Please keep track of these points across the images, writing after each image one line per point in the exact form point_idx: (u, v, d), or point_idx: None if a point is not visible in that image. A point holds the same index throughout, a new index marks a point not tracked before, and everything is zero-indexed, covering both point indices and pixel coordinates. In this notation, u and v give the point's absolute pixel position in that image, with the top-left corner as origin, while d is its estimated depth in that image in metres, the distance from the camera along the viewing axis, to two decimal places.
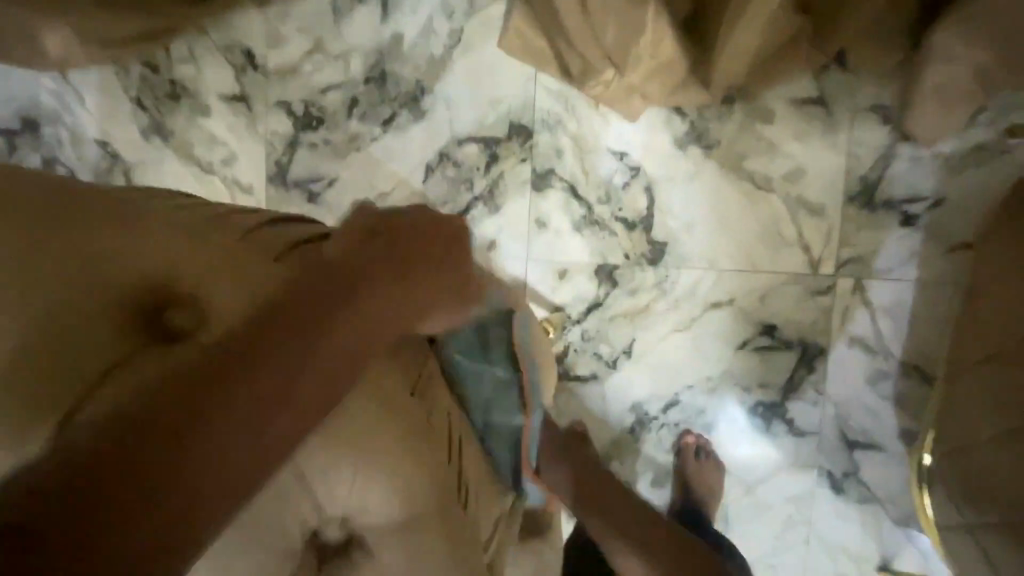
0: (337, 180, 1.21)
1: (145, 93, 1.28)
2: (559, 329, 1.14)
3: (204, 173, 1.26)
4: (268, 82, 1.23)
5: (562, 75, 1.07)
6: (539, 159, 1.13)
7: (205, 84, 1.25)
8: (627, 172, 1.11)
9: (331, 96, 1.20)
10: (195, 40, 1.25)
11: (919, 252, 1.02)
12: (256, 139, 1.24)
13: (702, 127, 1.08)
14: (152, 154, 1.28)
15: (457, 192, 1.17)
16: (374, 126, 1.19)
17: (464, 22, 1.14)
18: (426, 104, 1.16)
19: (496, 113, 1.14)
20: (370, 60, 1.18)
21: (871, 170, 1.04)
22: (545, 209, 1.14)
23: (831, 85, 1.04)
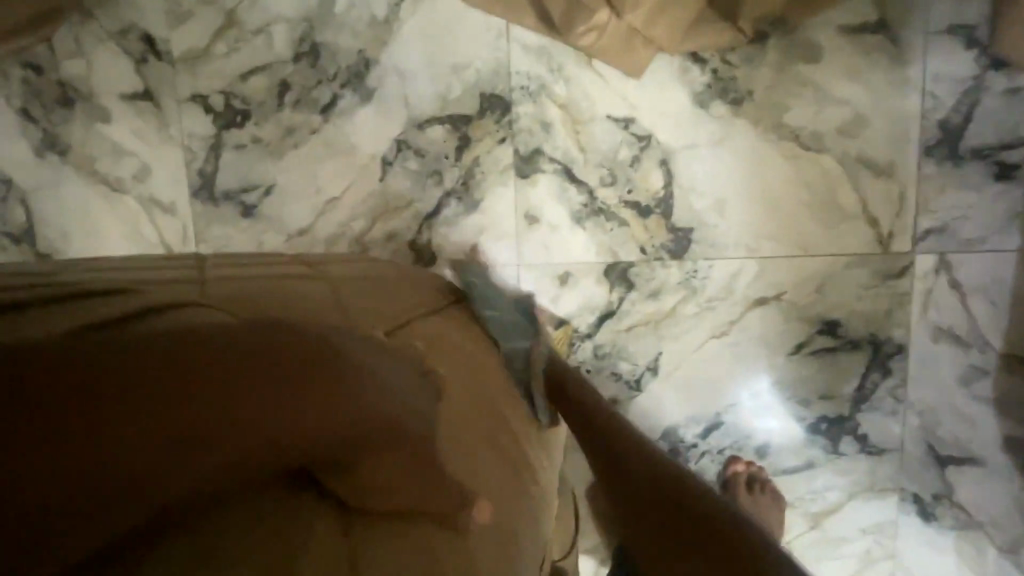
0: (275, 187, 0.98)
1: (30, 101, 1.03)
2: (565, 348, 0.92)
3: (115, 193, 1.03)
4: (176, 71, 0.98)
5: (541, 25, 0.82)
6: (521, 138, 0.89)
7: (100, 82, 1.01)
8: (635, 144, 0.87)
9: (255, 81, 0.96)
10: (81, 27, 1.00)
11: (1022, 213, 0.79)
12: (171, 145, 1.00)
13: (727, 78, 0.83)
14: (49, 175, 1.05)
15: (423, 188, 0.93)
16: (312, 115, 0.95)
17: None
18: (373, 81, 0.92)
19: (461, 84, 0.90)
20: (298, 31, 0.93)
21: (954, 112, 0.79)
22: (535, 198, 0.90)
23: (895, 3, 0.79)
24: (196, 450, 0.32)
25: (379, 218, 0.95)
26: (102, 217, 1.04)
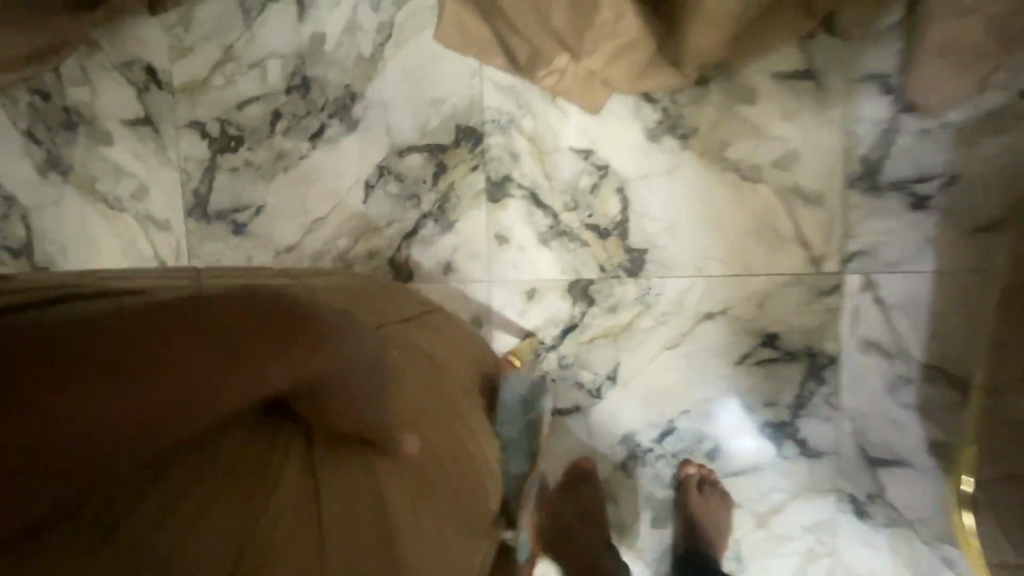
0: (265, 207, 1.05)
1: (37, 124, 1.11)
2: (531, 357, 1.00)
3: (114, 210, 1.10)
4: (176, 100, 1.07)
5: (510, 67, 0.92)
6: (492, 166, 0.98)
7: (104, 108, 1.09)
8: (595, 172, 0.96)
9: (250, 110, 1.04)
10: (88, 58, 1.08)
11: (937, 238, 0.89)
12: (168, 167, 1.08)
13: (675, 115, 0.94)
14: (52, 193, 1.12)
15: (402, 210, 1.01)
16: (301, 141, 1.03)
17: (393, 14, 0.98)
18: (358, 113, 1.01)
19: (438, 117, 0.99)
20: (290, 66, 1.02)
21: (873, 148, 0.90)
22: (505, 221, 0.99)
23: (819, 54, 0.90)
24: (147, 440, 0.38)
25: (362, 237, 1.03)
26: (101, 232, 1.11)
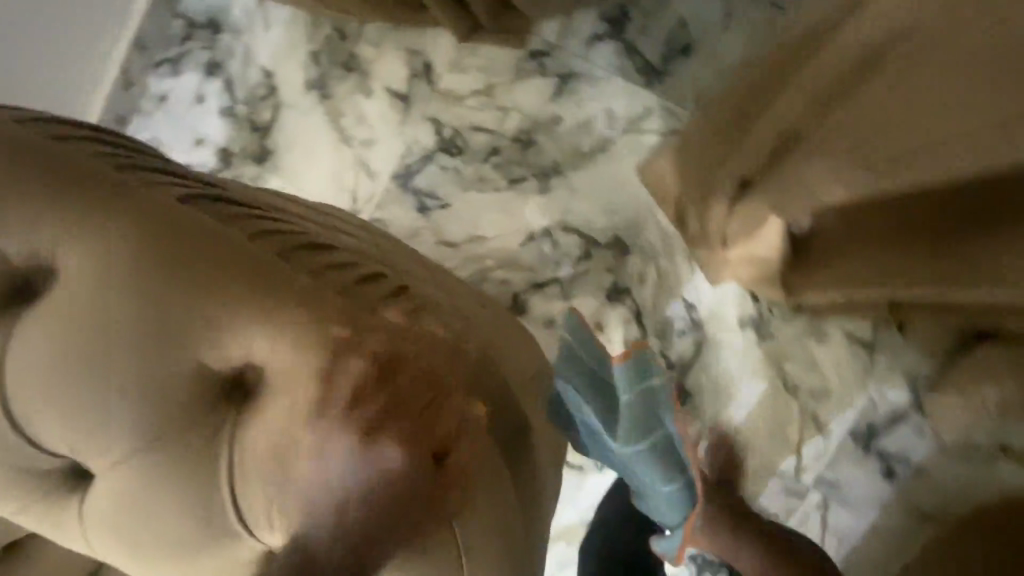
0: (451, 204, 1.34)
1: (324, 52, 1.40)
2: None
3: (342, 143, 1.39)
4: (432, 96, 1.35)
5: (676, 222, 1.20)
6: (623, 276, 1.27)
7: (378, 70, 1.37)
8: (689, 323, 1.25)
9: (479, 136, 1.32)
10: (388, 30, 1.36)
11: (886, 503, 1.18)
12: (399, 137, 1.36)
13: (765, 320, 1.22)
14: (306, 104, 1.41)
15: (543, 267, 1.30)
16: (502, 178, 1.32)
17: (618, 135, 1.26)
18: (553, 184, 1.29)
19: (607, 221, 1.27)
20: (526, 124, 1.30)
21: (881, 419, 1.18)
22: (607, 317, 1.27)
23: (883, 338, 1.18)
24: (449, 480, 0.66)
25: (505, 267, 1.31)
26: (324, 151, 1.40)
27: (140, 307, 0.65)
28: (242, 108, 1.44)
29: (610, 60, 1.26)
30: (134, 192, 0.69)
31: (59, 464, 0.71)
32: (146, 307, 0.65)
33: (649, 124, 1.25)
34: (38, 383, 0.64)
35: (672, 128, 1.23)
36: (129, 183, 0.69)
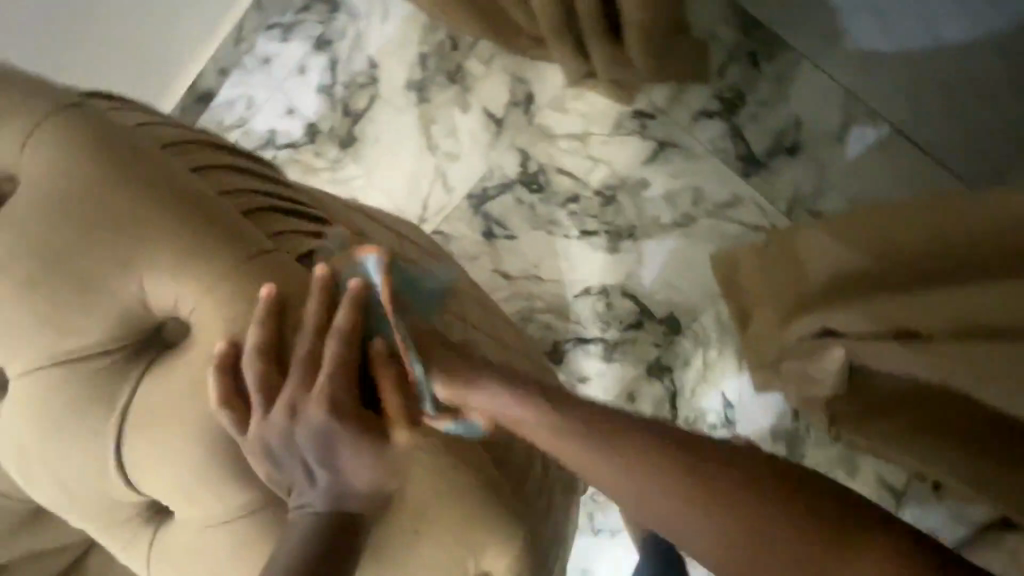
0: (517, 238, 1.33)
1: (433, 57, 1.40)
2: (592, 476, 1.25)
3: (427, 149, 1.40)
4: (527, 128, 1.34)
5: (736, 319, 1.18)
6: (668, 354, 1.25)
7: (481, 89, 1.37)
8: (722, 419, 1.22)
9: (562, 179, 1.32)
10: (500, 53, 1.36)
11: None
12: (483, 159, 1.36)
13: (800, 437, 1.19)
14: (402, 103, 1.42)
15: (592, 324, 1.29)
16: (574, 227, 1.31)
17: (702, 215, 1.24)
18: (623, 246, 1.28)
19: (666, 297, 1.26)
20: (611, 180, 1.29)
21: None
22: (643, 390, 1.26)
23: (914, 492, 1.14)
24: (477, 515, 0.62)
25: (554, 314, 1.30)
26: (408, 153, 1.41)
27: (257, 359, 0.57)
28: (340, 91, 1.46)
29: (712, 139, 1.24)
30: (254, 228, 0.66)
31: (140, 500, 0.64)
32: (264, 360, 0.57)
33: (735, 214, 1.22)
34: (164, 424, 0.59)
35: (758, 225, 1.21)
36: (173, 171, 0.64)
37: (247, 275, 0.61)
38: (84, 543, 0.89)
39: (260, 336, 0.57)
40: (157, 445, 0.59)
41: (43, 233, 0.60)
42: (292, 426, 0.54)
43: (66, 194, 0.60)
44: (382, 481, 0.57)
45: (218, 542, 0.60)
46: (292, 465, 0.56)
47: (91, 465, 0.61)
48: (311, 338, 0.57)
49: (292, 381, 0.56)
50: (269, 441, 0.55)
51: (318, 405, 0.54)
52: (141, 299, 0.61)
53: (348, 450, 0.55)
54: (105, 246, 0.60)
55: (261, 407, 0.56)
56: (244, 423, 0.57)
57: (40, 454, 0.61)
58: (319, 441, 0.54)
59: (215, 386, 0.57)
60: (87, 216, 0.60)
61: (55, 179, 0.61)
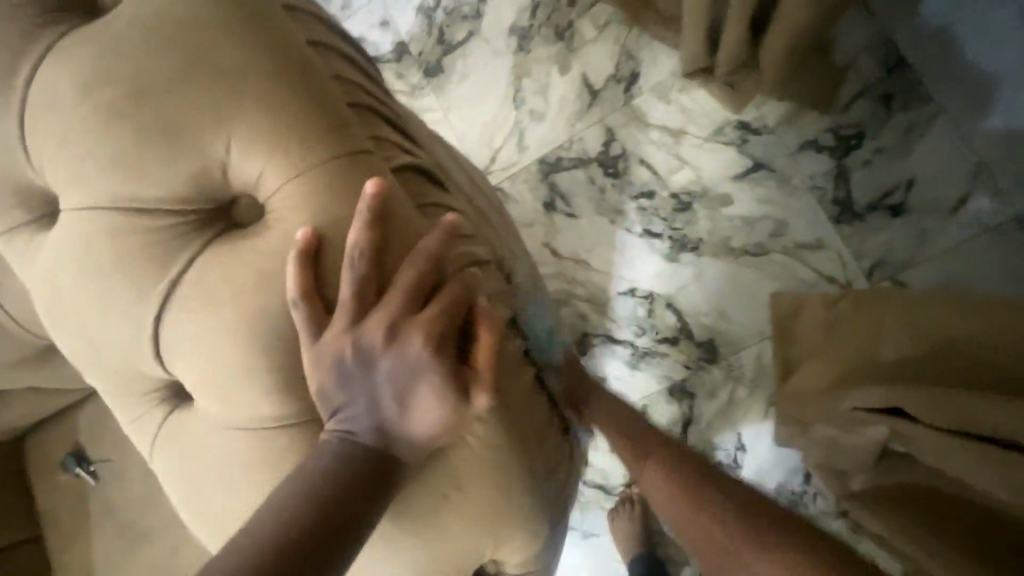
0: (578, 217, 1.27)
1: (546, 7, 1.32)
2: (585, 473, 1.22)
3: (512, 100, 1.32)
4: (621, 108, 1.26)
5: (780, 365, 1.11)
6: (696, 379, 1.20)
7: (586, 53, 1.29)
8: (730, 460, 1.17)
9: (642, 170, 1.24)
10: (617, 22, 1.27)
11: None
12: (567, 126, 1.29)
13: (804, 502, 1.14)
14: (501, 46, 1.34)
15: (627, 326, 1.23)
16: (639, 223, 1.23)
17: (776, 249, 1.17)
18: (684, 256, 1.21)
19: (713, 322, 1.19)
20: (692, 186, 1.21)
21: None
22: (658, 407, 1.21)
23: None
24: (493, 501, 0.56)
25: (592, 304, 1.25)
26: (492, 99, 1.34)
27: (358, 266, 0.50)
28: (441, 15, 1.38)
29: (813, 174, 1.16)
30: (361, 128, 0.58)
31: (159, 378, 0.59)
32: (364, 269, 0.51)
33: (813, 257, 1.15)
34: (210, 307, 0.53)
35: (831, 276, 1.14)
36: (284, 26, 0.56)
37: (350, 175, 0.53)
38: (80, 392, 0.89)
39: (365, 243, 0.50)
40: (197, 333, 0.53)
41: (142, 61, 0.53)
42: (380, 350, 0.49)
43: (179, 27, 0.53)
44: (426, 436, 0.51)
45: (227, 442, 0.56)
46: (360, 389, 0.50)
47: (118, 328, 0.56)
48: (424, 264, 0.51)
49: (388, 304, 0.50)
50: (343, 353, 0.49)
51: (418, 338, 0.49)
52: (222, 163, 0.53)
53: (421, 396, 0.50)
54: (200, 95, 0.52)
55: (348, 318, 0.50)
56: (318, 327, 0.51)
57: (75, 303, 0.56)
58: (401, 375, 0.49)
59: (293, 275, 0.50)
60: (190, 57, 0.53)
61: (170, 6, 0.54)
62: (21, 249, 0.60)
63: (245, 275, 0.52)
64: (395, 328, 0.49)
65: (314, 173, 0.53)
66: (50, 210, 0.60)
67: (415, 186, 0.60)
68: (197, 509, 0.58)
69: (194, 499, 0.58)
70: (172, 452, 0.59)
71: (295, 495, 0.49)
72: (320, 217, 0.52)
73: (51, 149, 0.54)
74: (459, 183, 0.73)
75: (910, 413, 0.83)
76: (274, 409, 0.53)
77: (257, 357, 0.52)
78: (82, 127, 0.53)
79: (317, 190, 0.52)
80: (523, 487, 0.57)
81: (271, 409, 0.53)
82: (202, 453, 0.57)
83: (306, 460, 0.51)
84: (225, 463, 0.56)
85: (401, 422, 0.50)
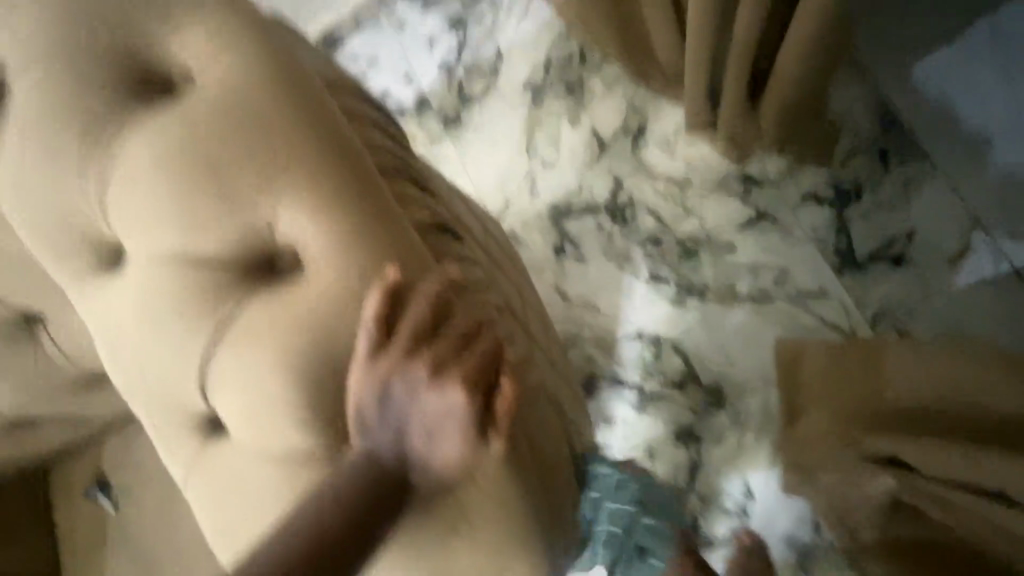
0: (587, 263, 1.32)
1: (558, 65, 1.41)
2: None
3: (525, 150, 1.40)
4: (628, 159, 1.33)
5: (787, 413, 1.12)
6: (704, 424, 1.21)
7: (595, 108, 1.37)
8: (738, 507, 1.17)
9: (648, 219, 1.29)
10: (625, 80, 1.35)
11: None
12: (576, 176, 1.35)
13: (815, 553, 1.12)
14: (515, 101, 1.43)
15: (633, 369, 1.25)
16: (646, 269, 1.28)
17: (780, 297, 1.19)
18: (689, 302, 1.24)
19: (718, 366, 1.21)
20: (696, 234, 1.26)
21: None
22: (664, 451, 1.22)
23: None
24: (499, 540, 0.58)
25: (601, 348, 1.28)
26: (506, 149, 1.41)
27: (374, 329, 0.52)
28: (460, 71, 1.48)
29: (815, 225, 1.20)
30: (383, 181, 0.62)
31: (201, 411, 0.63)
32: (379, 331, 0.52)
33: (818, 305, 1.17)
34: (246, 347, 0.58)
35: (835, 323, 1.16)
36: (323, 99, 0.63)
37: (379, 233, 0.58)
38: (106, 422, 0.93)
39: (379, 309, 0.52)
40: (238, 373, 0.58)
41: (198, 129, 0.59)
42: (424, 390, 0.51)
43: (230, 100, 0.59)
44: (438, 474, 0.53)
45: (251, 475, 0.59)
46: (398, 423, 0.52)
47: (174, 368, 0.61)
48: (426, 309, 0.53)
49: (440, 346, 0.52)
50: (393, 383, 0.51)
51: (459, 384, 0.50)
52: (270, 224, 0.58)
53: (448, 439, 0.51)
54: (248, 163, 0.58)
55: (404, 351, 0.52)
56: (377, 353, 0.52)
57: (136, 339, 0.62)
58: (439, 415, 0.51)
59: (373, 302, 0.53)
60: (239, 125, 0.59)
61: (223, 78, 0.61)
62: (93, 293, 0.66)
63: (278, 320, 0.57)
64: (444, 370, 0.51)
65: (342, 225, 0.58)
66: (115, 256, 0.66)
67: (436, 239, 0.65)
68: (222, 538, 0.62)
69: (220, 527, 0.62)
70: (202, 483, 0.63)
71: (317, 518, 0.53)
72: (346, 264, 0.57)
73: (122, 206, 0.61)
74: (475, 232, 0.78)
75: (920, 467, 0.85)
76: (294, 443, 0.57)
77: (282, 395, 0.56)
78: (157, 190, 0.59)
79: (343, 240, 0.57)
80: (530, 526, 0.60)
81: (292, 443, 0.57)
82: (228, 485, 0.61)
83: (330, 476, 0.55)
84: (249, 495, 0.59)
85: (422, 459, 0.53)
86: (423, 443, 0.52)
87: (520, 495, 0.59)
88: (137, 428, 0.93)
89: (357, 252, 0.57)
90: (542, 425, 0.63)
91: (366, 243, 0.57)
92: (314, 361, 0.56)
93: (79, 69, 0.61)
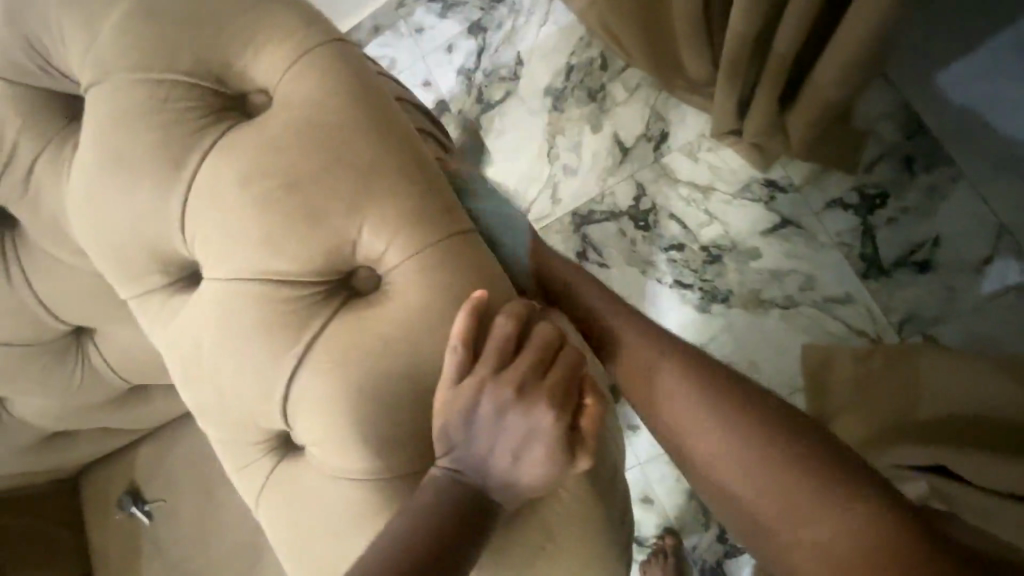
0: (610, 268, 1.31)
1: (581, 70, 1.41)
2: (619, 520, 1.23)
3: (547, 156, 1.40)
4: (652, 164, 1.32)
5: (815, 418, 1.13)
6: None
7: (618, 113, 1.37)
8: None
9: (673, 225, 1.29)
10: (648, 85, 1.35)
11: None
12: (598, 181, 1.35)
13: None
14: (536, 106, 1.43)
15: None
16: (671, 274, 1.27)
17: (806, 303, 1.19)
18: (714, 308, 1.24)
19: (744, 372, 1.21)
20: (722, 240, 1.25)
21: None
22: None
23: None
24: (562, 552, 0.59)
25: None
26: (528, 155, 1.41)
27: (461, 350, 0.52)
28: (479, 76, 1.48)
29: (840, 231, 1.20)
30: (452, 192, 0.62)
31: (253, 424, 0.63)
32: (465, 352, 0.52)
33: (846, 311, 1.17)
34: (308, 359, 0.58)
35: (862, 329, 1.16)
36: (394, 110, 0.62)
37: (454, 250, 0.58)
38: (139, 432, 0.92)
39: (465, 329, 0.53)
40: (301, 386, 0.58)
41: (263, 145, 0.59)
42: (513, 409, 0.51)
43: (298, 115, 0.59)
44: (506, 487, 0.54)
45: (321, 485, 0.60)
46: (484, 441, 0.52)
47: (232, 382, 0.61)
48: (512, 327, 0.53)
49: (527, 363, 0.52)
50: (482, 403, 0.51)
51: (544, 406, 0.51)
52: (354, 243, 0.58)
53: (533, 454, 0.52)
54: (310, 178, 0.58)
55: (492, 370, 0.52)
56: (465, 374, 0.52)
57: (197, 353, 0.62)
58: (526, 432, 0.51)
59: (461, 323, 0.53)
60: (307, 140, 0.58)
61: (286, 94, 0.60)
62: (157, 307, 0.67)
63: (345, 335, 0.57)
64: (532, 389, 0.51)
65: (406, 240, 0.57)
66: (182, 271, 0.66)
67: None
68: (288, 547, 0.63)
69: (287, 538, 0.63)
70: (272, 492, 0.64)
71: (411, 535, 0.52)
72: (413, 280, 0.57)
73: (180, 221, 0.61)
74: None
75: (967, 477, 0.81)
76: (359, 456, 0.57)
77: (345, 409, 0.57)
78: (217, 205, 0.59)
79: (416, 257, 0.57)
80: (588, 538, 0.60)
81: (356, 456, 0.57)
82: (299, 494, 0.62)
83: (416, 494, 0.54)
84: (322, 504, 0.60)
85: (498, 474, 0.53)
86: (510, 461, 0.52)
87: (579, 507, 0.59)
88: (169, 437, 0.93)
89: (427, 268, 0.57)
90: (604, 437, 0.63)
91: (431, 258, 0.57)
92: (378, 376, 0.56)
93: (163, 90, 0.61)
